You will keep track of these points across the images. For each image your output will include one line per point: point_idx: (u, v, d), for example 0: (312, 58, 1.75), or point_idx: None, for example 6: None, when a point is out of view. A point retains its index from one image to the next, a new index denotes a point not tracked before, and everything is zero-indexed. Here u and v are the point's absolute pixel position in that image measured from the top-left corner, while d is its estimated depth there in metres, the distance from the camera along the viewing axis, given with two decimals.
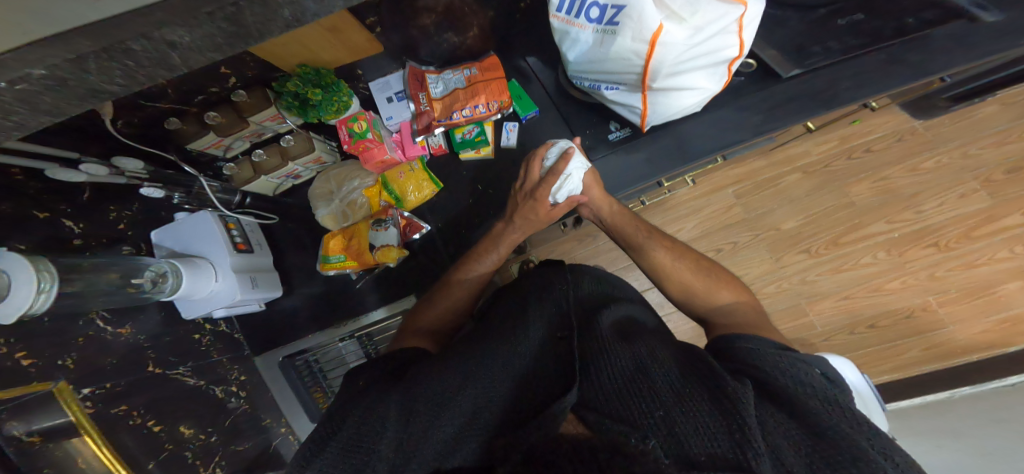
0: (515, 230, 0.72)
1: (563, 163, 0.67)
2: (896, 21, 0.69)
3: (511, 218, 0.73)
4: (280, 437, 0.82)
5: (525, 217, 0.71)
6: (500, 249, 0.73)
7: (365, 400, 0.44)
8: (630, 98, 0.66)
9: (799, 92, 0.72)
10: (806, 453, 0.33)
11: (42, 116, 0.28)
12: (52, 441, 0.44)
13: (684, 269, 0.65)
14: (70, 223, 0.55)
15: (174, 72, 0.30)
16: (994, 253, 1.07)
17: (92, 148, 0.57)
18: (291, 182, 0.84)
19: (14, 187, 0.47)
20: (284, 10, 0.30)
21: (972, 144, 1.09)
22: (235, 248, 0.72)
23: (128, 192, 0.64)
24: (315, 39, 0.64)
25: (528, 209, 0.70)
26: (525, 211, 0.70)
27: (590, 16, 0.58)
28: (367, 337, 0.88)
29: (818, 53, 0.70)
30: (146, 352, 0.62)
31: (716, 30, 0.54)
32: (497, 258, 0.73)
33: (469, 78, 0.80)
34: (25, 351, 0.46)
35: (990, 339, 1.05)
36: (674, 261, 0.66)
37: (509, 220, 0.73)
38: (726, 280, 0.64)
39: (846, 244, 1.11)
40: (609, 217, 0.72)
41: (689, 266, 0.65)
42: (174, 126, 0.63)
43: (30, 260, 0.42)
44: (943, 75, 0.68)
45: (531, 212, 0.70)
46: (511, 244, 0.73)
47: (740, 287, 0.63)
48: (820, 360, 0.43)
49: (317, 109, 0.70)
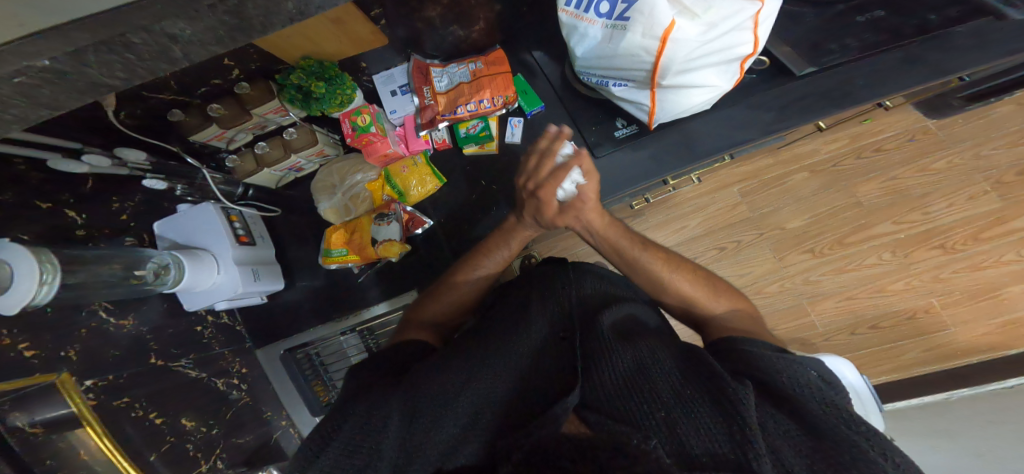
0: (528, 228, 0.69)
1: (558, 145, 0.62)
2: (919, 18, 0.66)
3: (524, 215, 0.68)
4: (281, 430, 0.82)
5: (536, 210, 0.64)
6: (509, 245, 0.70)
7: (365, 399, 0.44)
8: (638, 95, 0.65)
9: (810, 91, 0.71)
10: (806, 454, 0.33)
11: (42, 110, 0.28)
12: (56, 433, 0.44)
13: (682, 278, 0.64)
14: (72, 213, 0.54)
15: (176, 67, 0.29)
16: (1000, 256, 1.06)
17: (93, 139, 0.56)
18: (293, 174, 0.84)
19: (17, 178, 0.47)
20: (287, 3, 0.29)
21: (984, 145, 1.08)
22: (237, 241, 0.72)
23: (129, 183, 0.64)
24: (319, 32, 0.63)
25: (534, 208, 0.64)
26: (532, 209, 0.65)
27: (599, 11, 0.58)
28: (368, 331, 0.88)
29: (835, 50, 0.68)
30: (148, 344, 0.62)
31: (730, 27, 0.53)
32: (508, 254, 0.71)
33: (474, 72, 0.79)
34: (27, 342, 0.46)
35: (992, 342, 1.05)
36: (671, 273, 0.64)
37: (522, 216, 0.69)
38: (723, 288, 0.64)
39: (851, 245, 1.11)
40: (601, 231, 0.67)
41: (687, 277, 0.64)
42: (177, 118, 0.62)
43: (32, 251, 0.41)
44: (959, 75, 0.67)
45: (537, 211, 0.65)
46: (521, 240, 0.71)
47: (733, 291, 0.64)
48: (816, 360, 0.43)
49: (320, 102, 0.68)
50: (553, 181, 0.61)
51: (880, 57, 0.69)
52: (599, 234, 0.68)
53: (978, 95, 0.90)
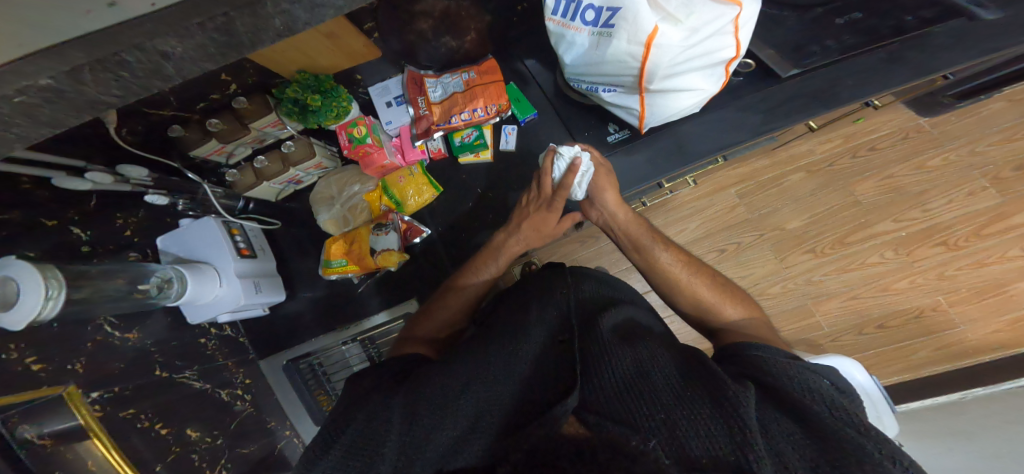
0: (517, 241, 0.73)
1: (571, 177, 0.66)
2: (895, 19, 0.69)
3: (514, 229, 0.73)
4: (286, 440, 0.82)
5: (531, 228, 0.73)
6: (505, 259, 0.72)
7: (368, 403, 0.44)
8: (628, 100, 0.66)
9: (798, 92, 0.71)
10: (811, 456, 0.32)
11: (43, 128, 0.29)
12: (63, 444, 0.45)
13: (699, 283, 0.64)
14: (77, 230, 0.56)
15: (170, 83, 0.30)
16: (1004, 251, 1.05)
17: (98, 157, 0.58)
18: (293, 187, 0.85)
19: (21, 196, 0.48)
20: (275, 20, 0.31)
21: (981, 141, 1.07)
22: (239, 253, 0.73)
23: (134, 199, 0.65)
24: (314, 46, 0.64)
25: (540, 219, 0.72)
26: (536, 221, 0.72)
27: (585, 19, 0.58)
28: (369, 340, 0.89)
29: (817, 52, 0.69)
30: (154, 356, 0.63)
31: (712, 31, 0.54)
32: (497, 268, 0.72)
33: (467, 81, 0.80)
34: (36, 356, 0.47)
35: (1001, 339, 1.04)
36: (691, 275, 0.65)
37: (511, 231, 0.73)
38: (737, 295, 0.63)
39: (852, 244, 1.10)
40: (623, 225, 0.71)
41: (704, 281, 0.64)
42: (177, 134, 0.63)
43: (39, 267, 0.42)
44: (946, 72, 0.67)
45: (543, 223, 0.73)
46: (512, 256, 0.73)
47: (748, 300, 0.63)
48: (830, 369, 0.42)
49: (316, 114, 0.70)
50: (546, 170, 0.69)
51: (866, 56, 0.69)
52: (620, 227, 0.72)
53: (969, 92, 0.89)
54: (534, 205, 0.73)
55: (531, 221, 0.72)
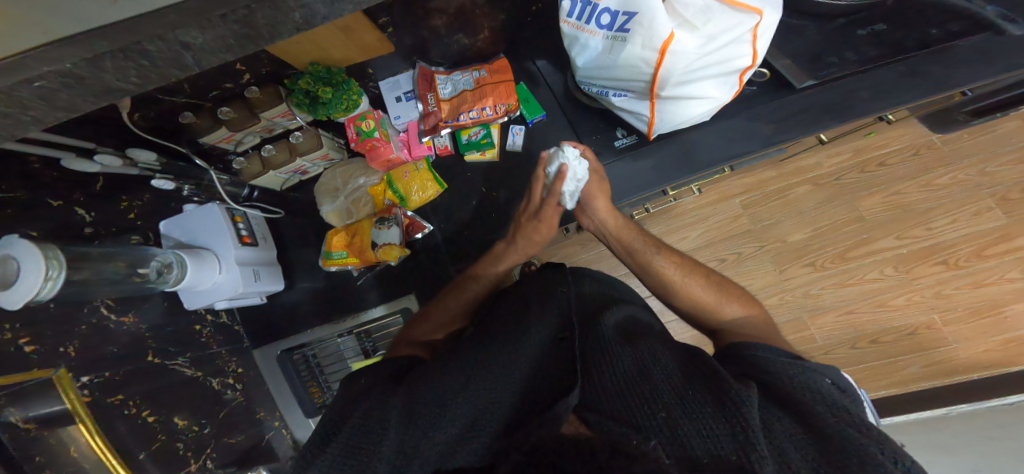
0: (513, 251, 0.73)
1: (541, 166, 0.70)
2: (919, 33, 0.68)
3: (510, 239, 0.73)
4: (274, 431, 0.81)
5: (525, 239, 0.72)
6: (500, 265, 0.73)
7: (365, 400, 0.44)
8: (638, 105, 0.66)
9: (811, 104, 0.71)
10: (813, 457, 0.32)
11: (58, 112, 0.28)
12: (47, 429, 0.44)
13: (696, 283, 0.64)
14: (81, 211, 0.56)
15: (188, 72, 0.30)
16: (1004, 273, 1.06)
17: (106, 140, 0.57)
18: (297, 177, 0.85)
19: (30, 176, 0.48)
20: (295, 13, 0.30)
21: (991, 161, 1.07)
22: (241, 241, 0.72)
23: (139, 183, 0.65)
24: (328, 40, 0.64)
25: (532, 230, 0.71)
26: (528, 230, 0.71)
27: (601, 22, 0.58)
28: (366, 334, 0.87)
29: (835, 62, 0.70)
30: (146, 342, 0.62)
31: (729, 40, 0.54)
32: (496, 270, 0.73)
33: (477, 80, 0.80)
34: (28, 337, 0.47)
35: (993, 359, 1.04)
36: (687, 277, 0.64)
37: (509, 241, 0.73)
38: (735, 293, 0.63)
39: (852, 259, 1.10)
40: (614, 230, 0.71)
41: (701, 282, 0.64)
42: (188, 120, 0.63)
43: (40, 246, 0.42)
44: (965, 89, 0.67)
45: (535, 233, 0.71)
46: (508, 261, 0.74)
47: (746, 298, 0.62)
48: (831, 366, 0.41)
49: (327, 107, 0.70)
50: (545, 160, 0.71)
51: (882, 71, 0.69)
52: (612, 233, 0.72)
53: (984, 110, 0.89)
54: (525, 216, 0.73)
55: (523, 232, 0.71)
